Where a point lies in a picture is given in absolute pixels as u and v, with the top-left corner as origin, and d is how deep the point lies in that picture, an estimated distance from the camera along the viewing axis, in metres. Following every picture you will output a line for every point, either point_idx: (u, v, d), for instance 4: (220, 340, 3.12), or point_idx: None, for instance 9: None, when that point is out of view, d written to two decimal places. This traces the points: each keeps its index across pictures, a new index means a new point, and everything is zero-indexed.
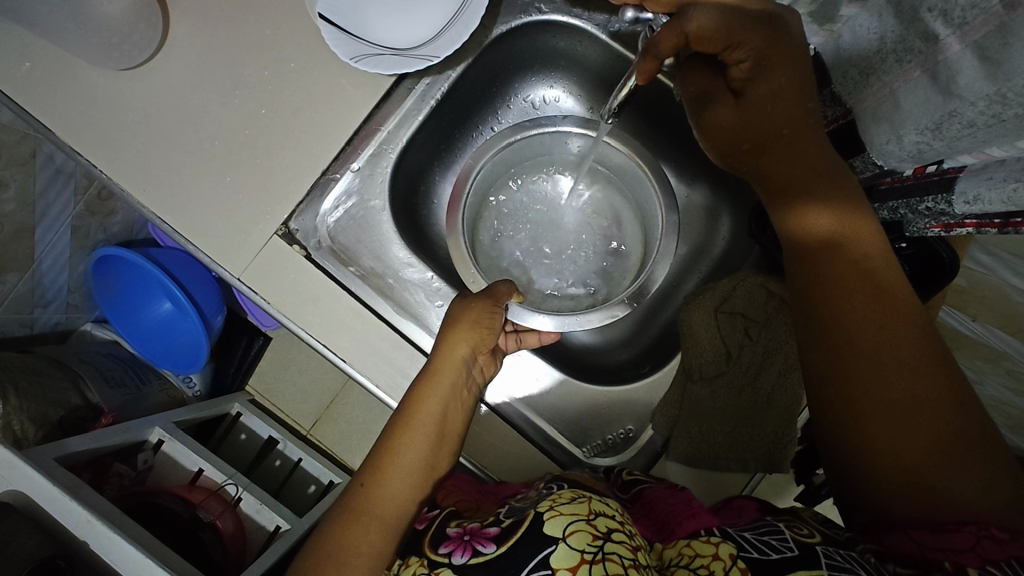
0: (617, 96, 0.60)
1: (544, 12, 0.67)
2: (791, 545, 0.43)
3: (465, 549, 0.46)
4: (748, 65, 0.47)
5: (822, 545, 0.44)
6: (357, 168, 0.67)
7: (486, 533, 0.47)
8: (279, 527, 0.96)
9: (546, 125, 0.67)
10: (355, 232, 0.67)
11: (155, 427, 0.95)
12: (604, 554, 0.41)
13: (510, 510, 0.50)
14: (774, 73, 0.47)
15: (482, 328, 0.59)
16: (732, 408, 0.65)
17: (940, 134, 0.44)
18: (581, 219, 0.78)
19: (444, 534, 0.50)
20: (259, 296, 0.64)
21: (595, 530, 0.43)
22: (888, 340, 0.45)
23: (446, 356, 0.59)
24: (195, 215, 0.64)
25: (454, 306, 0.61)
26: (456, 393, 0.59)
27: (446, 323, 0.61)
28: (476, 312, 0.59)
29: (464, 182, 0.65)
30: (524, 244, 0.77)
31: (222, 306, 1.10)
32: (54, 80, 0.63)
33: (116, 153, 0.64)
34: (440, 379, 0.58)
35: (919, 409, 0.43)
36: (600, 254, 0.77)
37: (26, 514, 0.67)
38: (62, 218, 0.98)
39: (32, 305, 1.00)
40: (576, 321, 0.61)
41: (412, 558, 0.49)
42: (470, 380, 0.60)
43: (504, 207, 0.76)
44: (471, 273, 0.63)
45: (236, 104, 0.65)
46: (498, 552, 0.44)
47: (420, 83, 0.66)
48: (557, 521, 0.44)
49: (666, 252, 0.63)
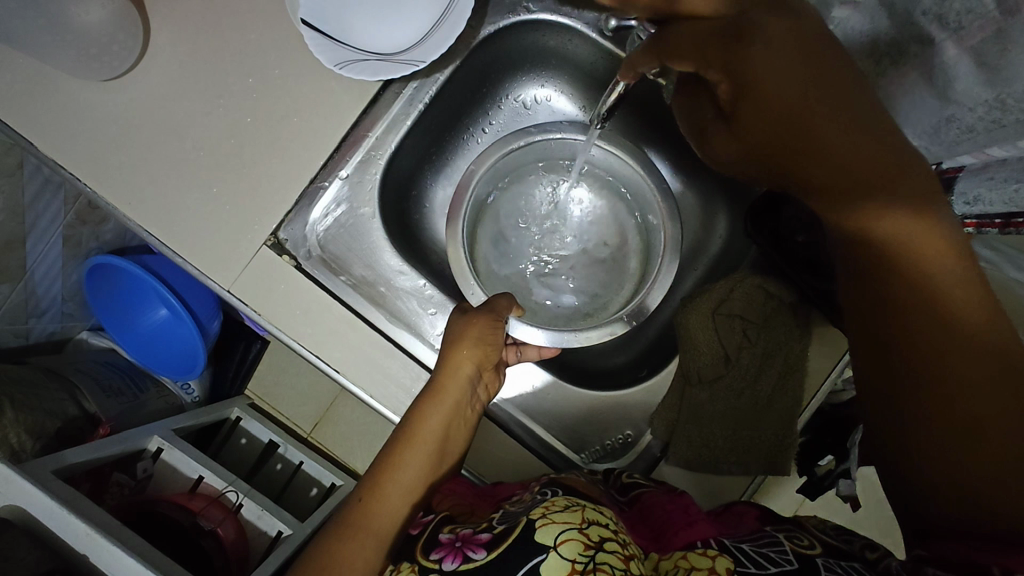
0: (606, 100, 0.61)
1: (532, 11, 0.66)
2: (791, 558, 0.43)
3: (456, 555, 0.45)
4: (728, 83, 0.44)
5: (822, 557, 0.43)
6: (346, 175, 0.66)
7: (477, 539, 0.46)
8: (281, 532, 0.97)
9: (540, 134, 0.66)
10: (345, 241, 0.67)
11: (154, 436, 0.95)
12: (595, 564, 0.41)
13: (503, 516, 0.49)
14: (771, 67, 0.40)
15: (486, 344, 0.59)
16: (732, 412, 0.64)
17: (938, 138, 0.46)
18: (577, 224, 0.77)
19: (436, 539, 0.49)
20: (249, 307, 0.63)
21: (588, 539, 0.42)
22: (926, 321, 0.40)
23: (449, 375, 0.58)
24: (182, 227, 0.63)
25: (455, 322, 0.61)
26: (459, 411, 0.59)
27: (448, 339, 0.60)
28: (479, 329, 0.59)
29: (466, 188, 0.65)
30: (521, 250, 0.76)
31: (219, 311, 1.09)
32: (35, 93, 0.62)
33: (98, 167, 0.63)
34: (444, 398, 0.58)
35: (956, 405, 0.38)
36: (601, 256, 0.76)
37: (23, 529, 0.67)
38: (51, 229, 0.97)
39: (26, 316, 0.99)
40: (575, 338, 0.61)
41: (403, 564, 0.48)
42: (474, 398, 0.61)
43: (503, 210, 0.75)
44: (470, 285, 0.63)
45: (221, 112, 0.64)
46: (489, 558, 0.43)
47: (407, 86, 0.65)
48: (549, 530, 0.43)
49: (669, 261, 0.63)
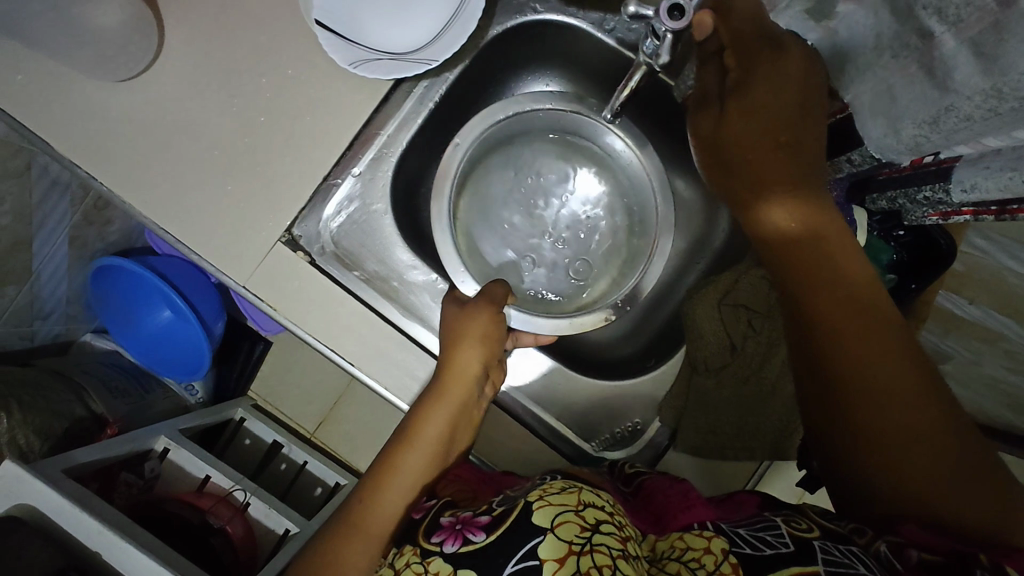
0: (619, 96, 0.64)
1: (539, 12, 0.68)
2: (787, 541, 0.44)
3: (457, 538, 0.47)
4: (738, 72, 0.53)
5: (820, 541, 0.44)
6: (358, 173, 0.67)
7: (477, 521, 0.48)
8: (289, 530, 0.97)
9: (528, 101, 0.68)
10: (358, 236, 0.68)
11: (160, 436, 0.96)
12: (592, 545, 0.42)
13: (502, 499, 0.51)
14: (764, 85, 0.52)
15: (489, 340, 0.61)
16: (738, 400, 0.66)
17: (937, 127, 0.44)
18: (567, 211, 0.77)
19: (436, 523, 0.50)
20: (264, 302, 0.65)
21: (584, 522, 0.44)
22: (876, 359, 0.46)
23: (455, 369, 0.60)
24: (196, 225, 0.64)
25: (456, 317, 0.62)
26: (464, 408, 0.60)
27: (450, 335, 0.61)
28: (482, 324, 0.61)
29: (452, 158, 0.67)
30: (510, 238, 0.77)
31: (222, 312, 1.11)
32: (50, 94, 0.63)
33: (116, 166, 0.64)
34: (449, 395, 0.59)
35: (912, 427, 0.45)
36: (589, 239, 0.77)
37: (36, 530, 0.68)
38: (59, 229, 0.98)
39: (31, 318, 1.00)
40: (569, 324, 0.64)
41: (407, 547, 0.50)
42: (479, 395, 0.62)
43: (494, 193, 0.77)
44: (461, 273, 0.65)
45: (234, 112, 0.65)
46: (488, 540, 0.45)
47: (418, 86, 0.67)
48: (545, 512, 0.45)
49: (664, 233, 0.67)
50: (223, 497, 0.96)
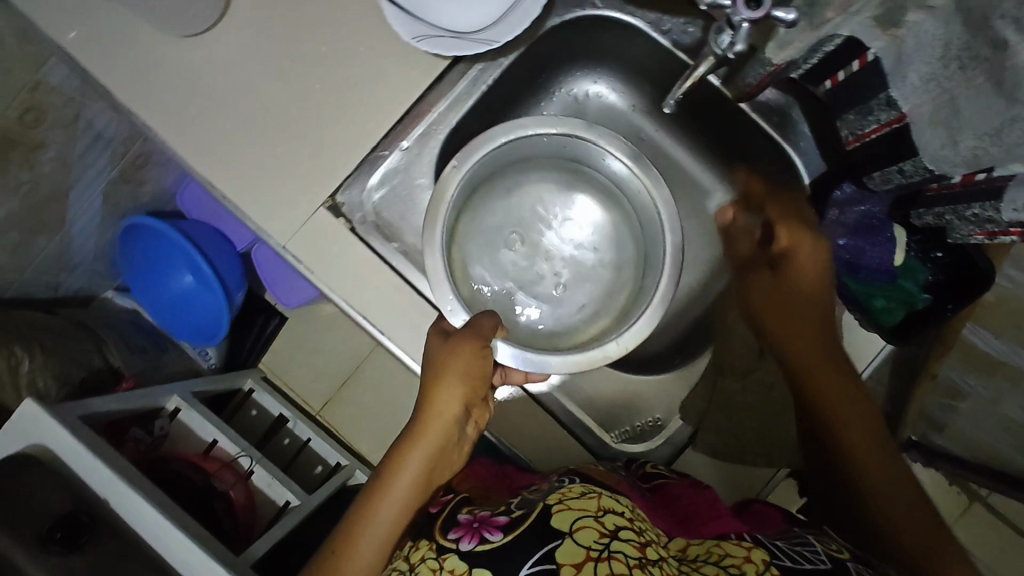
0: (682, 86, 0.67)
1: (598, 8, 0.69)
2: (824, 558, 0.46)
3: (474, 536, 0.49)
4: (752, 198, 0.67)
5: (853, 562, 0.46)
6: (406, 147, 0.69)
7: (494, 522, 0.50)
8: (290, 502, 0.99)
9: (526, 132, 0.64)
10: (399, 209, 0.71)
11: (173, 395, 0.96)
12: (609, 552, 0.43)
13: (522, 502, 0.53)
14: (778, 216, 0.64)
15: (471, 379, 0.56)
16: (761, 404, 0.68)
17: (999, 140, 0.43)
18: (569, 248, 0.78)
19: (455, 521, 0.53)
20: (302, 265, 0.66)
21: (603, 528, 0.45)
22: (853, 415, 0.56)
23: (434, 411, 0.56)
24: (241, 185, 0.66)
25: (438, 352, 0.57)
26: (444, 452, 0.56)
27: (430, 371, 0.57)
28: (463, 362, 0.56)
29: (448, 184, 0.62)
30: (507, 272, 0.77)
31: (244, 282, 1.12)
32: (116, 42, 0.65)
33: (170, 118, 0.65)
34: (425, 439, 0.55)
35: (880, 471, 0.53)
36: (592, 277, 0.77)
37: (49, 469, 0.68)
38: (97, 181, 0.98)
39: (59, 268, 1.02)
40: (560, 362, 0.58)
41: (423, 542, 0.53)
42: (462, 436, 0.58)
43: (493, 229, 0.77)
44: (448, 300, 0.60)
45: (291, 77, 0.66)
46: (504, 540, 0.47)
47: (473, 68, 0.68)
48: (564, 517, 0.46)
49: (670, 266, 0.63)
50: (227, 463, 0.96)
